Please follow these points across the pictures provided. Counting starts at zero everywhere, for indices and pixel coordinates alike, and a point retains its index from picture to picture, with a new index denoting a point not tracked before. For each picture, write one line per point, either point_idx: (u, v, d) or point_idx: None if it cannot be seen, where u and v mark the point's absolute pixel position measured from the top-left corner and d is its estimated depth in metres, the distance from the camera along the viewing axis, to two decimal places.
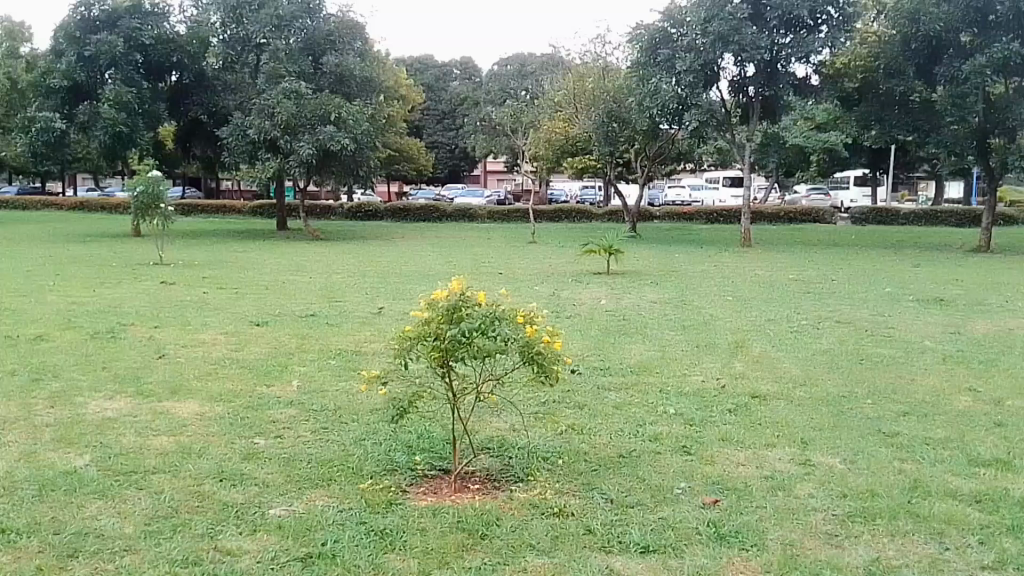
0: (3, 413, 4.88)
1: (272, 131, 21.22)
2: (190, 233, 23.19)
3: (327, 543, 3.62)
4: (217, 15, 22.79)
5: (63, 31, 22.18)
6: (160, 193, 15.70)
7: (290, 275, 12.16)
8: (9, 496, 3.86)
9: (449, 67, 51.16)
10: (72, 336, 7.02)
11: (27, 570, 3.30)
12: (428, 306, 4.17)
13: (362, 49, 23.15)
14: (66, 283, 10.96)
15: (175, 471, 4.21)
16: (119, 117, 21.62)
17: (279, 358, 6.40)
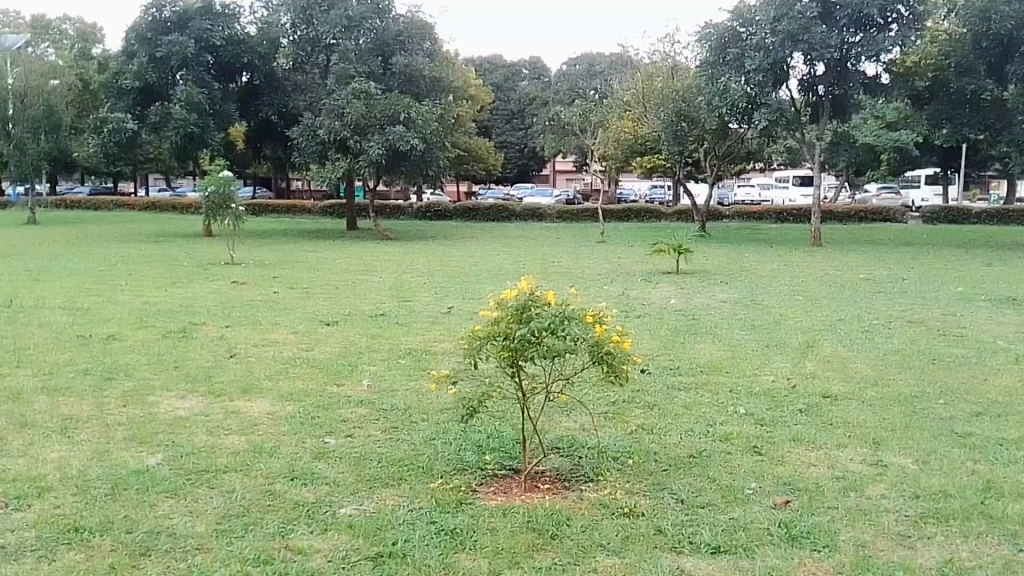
0: (77, 412, 4.93)
1: (342, 130, 21.57)
2: (259, 233, 23.34)
3: (397, 542, 3.62)
4: (288, 16, 23.04)
5: (135, 32, 22.61)
6: (230, 193, 15.87)
7: (361, 276, 12.18)
8: (83, 494, 3.88)
9: (517, 67, 52.24)
10: (144, 336, 7.08)
11: (102, 568, 3.30)
12: (497, 306, 4.12)
13: (431, 50, 23.45)
14: (140, 282, 11.10)
15: (247, 469, 4.22)
16: (190, 118, 21.76)
17: (349, 357, 6.42)
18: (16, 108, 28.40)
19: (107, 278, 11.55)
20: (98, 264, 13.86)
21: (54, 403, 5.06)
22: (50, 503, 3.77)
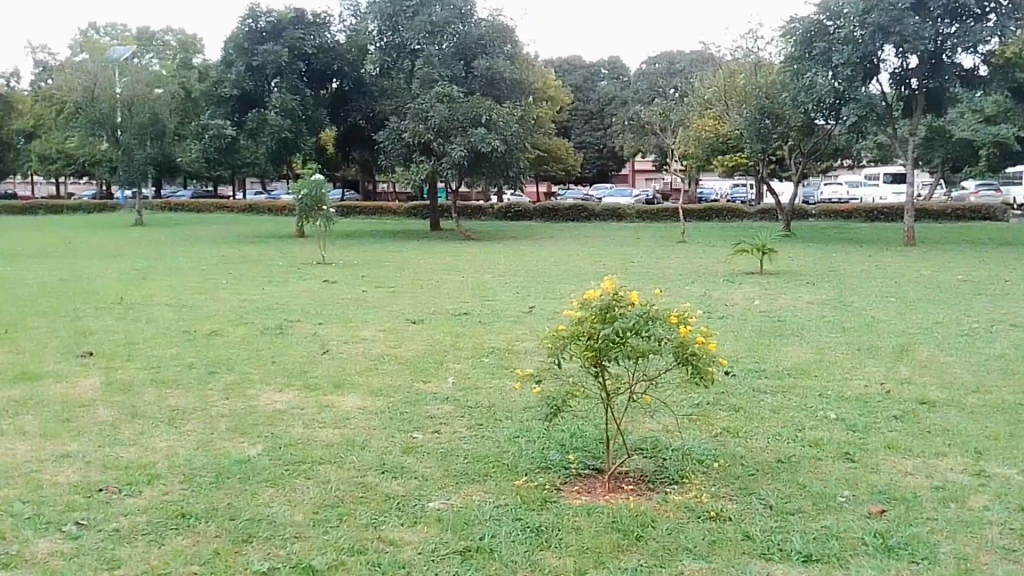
0: (184, 403, 5.22)
1: (426, 134, 22.01)
2: (348, 233, 24.52)
3: (484, 537, 3.67)
4: (375, 23, 23.62)
5: (233, 43, 23.72)
6: (321, 196, 16.39)
7: (443, 275, 12.44)
8: (190, 482, 4.09)
9: (596, 67, 52.06)
10: (244, 332, 7.40)
11: (207, 553, 3.48)
12: (580, 307, 4.09)
13: (511, 53, 23.58)
14: (241, 281, 11.58)
15: (340, 462, 4.37)
16: (285, 124, 22.89)
17: (435, 354, 6.58)
18: (125, 116, 30.40)
19: (209, 277, 12.19)
20: (201, 264, 14.56)
21: (162, 394, 5.38)
22: (160, 489, 4.00)
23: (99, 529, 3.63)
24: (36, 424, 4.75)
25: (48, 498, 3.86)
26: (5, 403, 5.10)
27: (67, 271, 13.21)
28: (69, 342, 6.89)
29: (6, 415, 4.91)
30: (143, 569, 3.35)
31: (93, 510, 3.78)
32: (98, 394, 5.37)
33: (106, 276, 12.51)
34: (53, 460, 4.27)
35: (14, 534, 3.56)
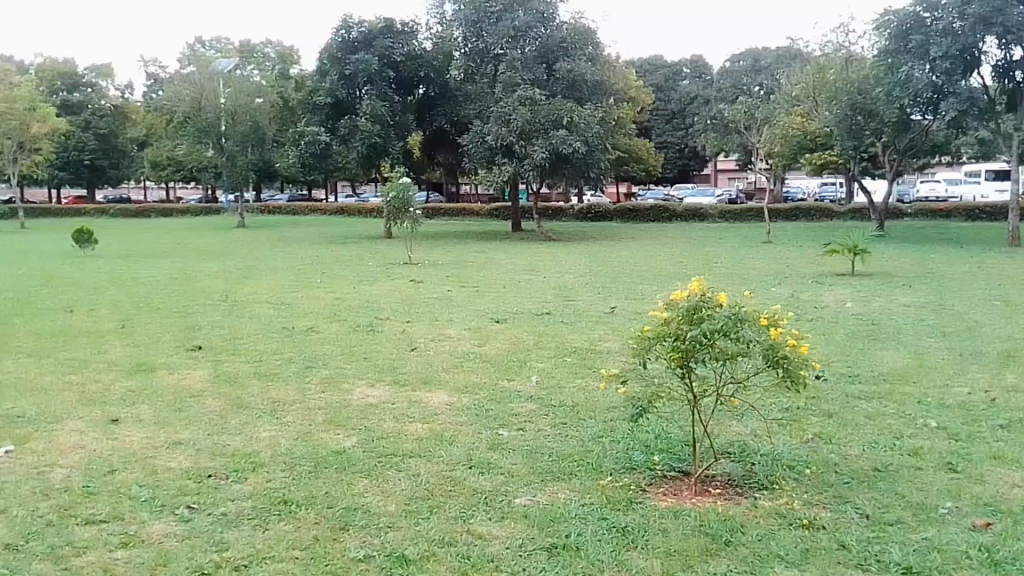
0: (285, 395, 5.50)
1: (509, 136, 22.36)
2: (435, 233, 25.68)
3: (571, 535, 3.70)
4: (459, 30, 24.44)
5: (328, 52, 24.79)
6: (407, 198, 16.87)
7: (524, 275, 12.63)
8: (290, 470, 4.30)
9: (678, 66, 51.29)
10: (337, 329, 7.71)
11: (309, 539, 3.66)
12: (666, 307, 4.09)
13: (593, 54, 23.74)
14: (334, 281, 11.96)
15: (430, 455, 4.49)
16: (374, 129, 23.71)
17: (519, 353, 6.67)
18: (229, 125, 32.29)
19: (305, 276, 12.74)
20: (298, 263, 15.26)
21: (263, 385, 5.69)
22: (263, 476, 4.22)
23: (209, 513, 3.87)
24: (152, 412, 5.11)
25: (164, 482, 4.15)
26: (124, 391, 5.52)
27: (178, 270, 14.10)
28: (178, 336, 7.37)
29: (124, 403, 5.30)
30: (249, 552, 3.55)
31: (202, 494, 4.03)
32: (204, 385, 5.72)
33: (211, 275, 13.18)
34: (167, 447, 4.57)
35: (134, 514, 3.85)
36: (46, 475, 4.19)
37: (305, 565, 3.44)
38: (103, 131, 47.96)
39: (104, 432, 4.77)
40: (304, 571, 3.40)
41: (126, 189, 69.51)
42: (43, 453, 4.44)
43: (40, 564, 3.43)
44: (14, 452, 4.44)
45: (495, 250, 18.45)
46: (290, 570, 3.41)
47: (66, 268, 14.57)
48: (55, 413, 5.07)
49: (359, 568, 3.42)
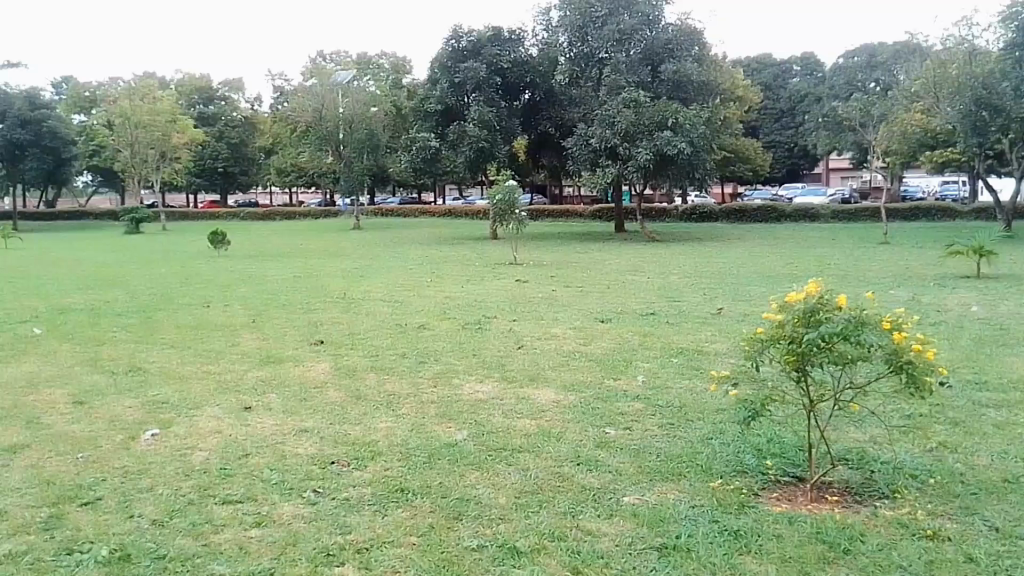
0: (400, 388, 5.77)
1: (612, 139, 22.72)
2: (544, 233, 27.08)
3: (682, 537, 3.69)
4: (565, 36, 24.69)
5: (439, 62, 25.96)
6: (514, 199, 17.44)
7: (628, 275, 12.78)
8: (406, 460, 4.51)
9: (789, 64, 50.91)
10: (446, 326, 7.99)
11: (424, 527, 3.82)
12: (780, 309, 4.05)
13: (698, 54, 24.04)
14: (443, 281, 12.38)
15: (538, 451, 4.60)
16: (482, 134, 24.55)
17: (624, 352, 6.72)
18: (346, 132, 34.65)
19: (417, 276, 13.22)
20: (408, 263, 16.03)
21: (377, 379, 5.99)
22: (380, 465, 4.45)
23: (332, 498, 4.12)
24: (280, 402, 5.48)
25: (291, 467, 4.46)
26: (255, 381, 5.97)
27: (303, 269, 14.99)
28: (300, 331, 7.86)
29: (255, 391, 5.73)
30: (370, 536, 3.74)
31: (326, 480, 4.31)
32: (326, 376, 6.10)
33: (330, 274, 13.89)
34: (294, 434, 4.89)
35: (266, 496, 4.15)
36: (189, 456, 4.58)
37: (422, 551, 3.60)
38: (235, 141, 52.43)
39: (238, 417, 5.17)
40: (420, 556, 3.55)
41: (254, 195, 75.61)
42: (187, 436, 4.87)
43: (184, 538, 3.75)
44: (159, 435, 4.88)
45: (602, 250, 19.06)
46: (409, 554, 3.57)
47: (206, 267, 15.66)
48: (196, 399, 5.54)
49: (472, 557, 3.55)
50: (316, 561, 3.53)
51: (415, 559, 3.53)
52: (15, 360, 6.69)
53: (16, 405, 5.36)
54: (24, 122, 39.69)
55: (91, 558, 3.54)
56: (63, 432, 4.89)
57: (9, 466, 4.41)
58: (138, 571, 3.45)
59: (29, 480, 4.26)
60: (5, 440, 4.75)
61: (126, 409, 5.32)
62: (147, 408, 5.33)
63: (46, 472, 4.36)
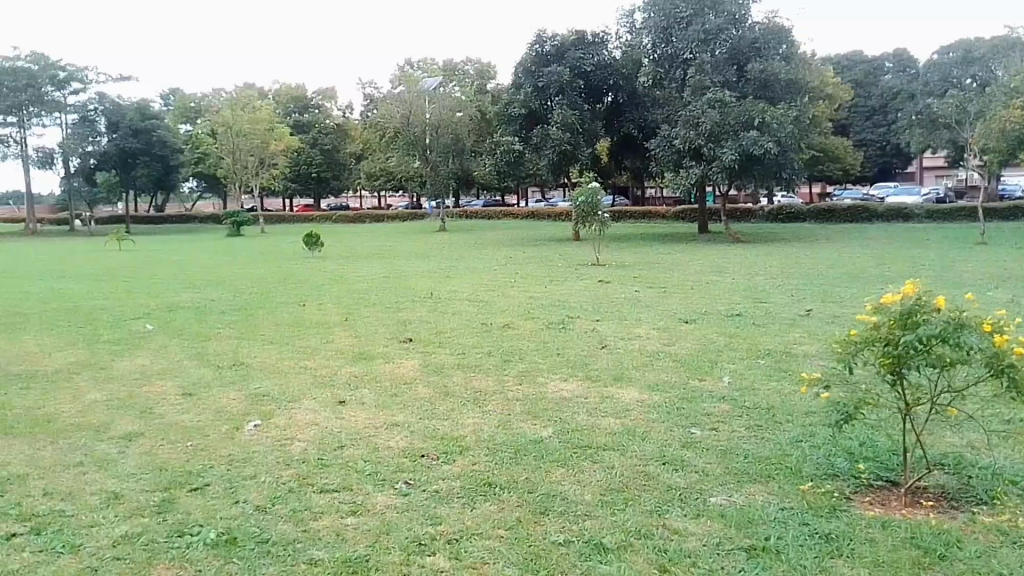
0: (486, 384, 5.96)
1: (696, 139, 23.15)
2: (631, 232, 28.41)
3: (770, 538, 3.68)
4: (648, 37, 25.15)
5: (523, 66, 26.67)
6: (597, 201, 17.44)
7: (713, 276, 12.86)
8: (493, 455, 4.66)
9: (880, 61, 49.46)
10: (530, 326, 8.17)
11: (512, 520, 3.94)
12: (875, 311, 4.00)
13: (787, 52, 23.77)
14: (527, 280, 12.74)
15: (623, 449, 4.69)
16: (564, 137, 25.15)
17: (709, 353, 6.75)
18: (433, 137, 35.32)
19: (501, 276, 13.54)
20: (494, 264, 16.55)
21: (464, 376, 6.18)
22: (468, 460, 4.60)
23: (423, 490, 4.29)
24: (372, 397, 5.72)
25: (382, 459, 4.65)
26: (347, 376, 6.26)
27: (390, 269, 15.62)
28: (390, 328, 8.19)
29: (349, 386, 6.00)
30: (460, 527, 3.88)
31: (417, 472, 4.48)
32: (415, 373, 6.35)
33: (415, 274, 14.39)
34: (386, 428, 5.10)
35: (360, 486, 4.35)
36: (288, 446, 4.84)
37: (510, 544, 3.71)
38: (327, 147, 55.14)
39: (334, 410, 5.45)
40: (508, 549, 3.66)
41: (345, 198, 78.88)
42: (286, 427, 5.14)
43: (285, 524, 3.96)
44: (261, 426, 5.17)
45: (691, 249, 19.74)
46: (497, 547, 3.68)
47: (299, 268, 16.43)
48: (294, 392, 5.86)
49: (560, 551, 3.63)
50: (409, 550, 3.67)
51: (503, 551, 3.63)
52: (130, 353, 7.25)
53: (131, 396, 5.80)
54: (136, 131, 43.21)
55: (200, 541, 3.78)
56: (174, 421, 5.26)
57: (127, 452, 4.77)
58: (244, 553, 3.67)
59: (143, 467, 4.58)
60: (123, 427, 5.15)
61: (230, 400, 5.67)
62: (250, 401, 5.66)
63: (158, 458, 4.69)
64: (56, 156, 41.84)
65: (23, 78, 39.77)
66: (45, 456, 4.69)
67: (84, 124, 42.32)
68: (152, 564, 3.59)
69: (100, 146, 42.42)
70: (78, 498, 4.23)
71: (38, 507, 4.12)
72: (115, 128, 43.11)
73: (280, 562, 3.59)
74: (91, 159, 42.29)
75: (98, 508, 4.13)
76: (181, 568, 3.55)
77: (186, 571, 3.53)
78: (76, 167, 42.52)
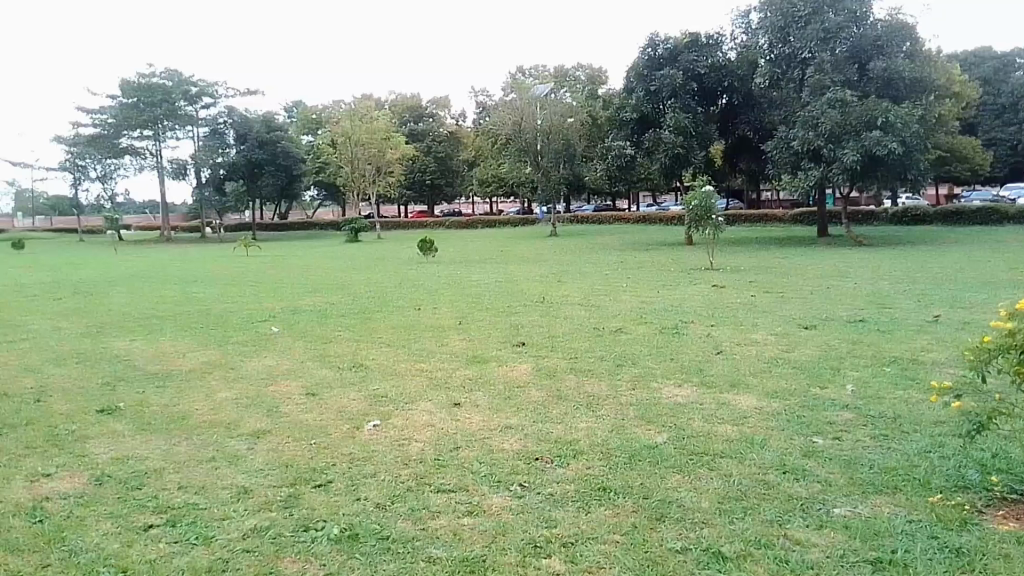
0: (600, 388, 6.16)
1: (816, 140, 23.42)
2: (756, 233, 32.30)
3: (898, 551, 3.57)
4: (765, 38, 25.78)
5: (635, 70, 27.79)
6: (710, 205, 17.62)
7: (835, 282, 12.79)
8: (607, 460, 4.72)
9: (1012, 56, 48.36)
10: (644, 331, 8.48)
11: (628, 525, 3.94)
12: (1010, 316, 3.78)
13: (910, 50, 24.03)
14: (642, 285, 13.25)
15: (741, 457, 4.68)
16: (678, 140, 26.07)
17: (830, 360, 6.79)
18: (545, 143, 36.49)
19: (613, 282, 13.90)
20: (607, 268, 17.10)
21: (578, 381, 6.39)
22: (582, 464, 4.66)
23: (538, 492, 4.35)
24: (487, 398, 5.96)
25: (498, 461, 4.75)
26: (462, 379, 6.53)
27: (502, 274, 16.22)
28: (503, 333, 8.55)
29: (464, 389, 6.24)
30: (575, 531, 3.90)
31: (532, 475, 4.56)
32: (529, 377, 6.57)
33: (528, 279, 14.97)
34: (501, 430, 5.26)
35: (476, 486, 4.44)
36: (406, 446, 5.02)
37: (626, 549, 3.71)
38: (441, 155, 58.27)
39: (453, 411, 5.68)
40: (625, 554, 3.66)
41: (457, 204, 81.33)
42: (404, 427, 5.35)
43: (404, 523, 4.05)
44: (380, 426, 5.40)
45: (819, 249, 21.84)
46: (613, 551, 3.68)
47: (414, 272, 17.30)
48: (410, 393, 6.15)
49: (678, 558, 3.60)
50: (525, 552, 3.71)
51: (619, 557, 3.63)
52: (257, 355, 7.78)
53: (257, 395, 6.20)
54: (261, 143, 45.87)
55: (325, 536, 3.91)
56: (298, 420, 5.55)
57: (254, 449, 5.03)
58: (365, 549, 3.77)
59: (270, 463, 4.80)
60: (250, 425, 5.47)
61: (351, 401, 5.98)
62: (370, 401, 5.96)
63: (283, 455, 4.92)
64: (188, 167, 44.98)
65: (159, 94, 42.55)
66: (180, 451, 5.01)
67: (213, 136, 45.16)
68: (280, 557, 3.73)
69: (228, 157, 45.11)
70: (209, 492, 4.45)
71: (173, 500, 4.35)
72: (242, 139, 45.84)
73: (401, 559, 3.68)
74: (221, 169, 45.14)
75: (229, 502, 4.34)
76: (307, 562, 3.68)
77: (313, 565, 3.65)
78: (206, 177, 45.55)
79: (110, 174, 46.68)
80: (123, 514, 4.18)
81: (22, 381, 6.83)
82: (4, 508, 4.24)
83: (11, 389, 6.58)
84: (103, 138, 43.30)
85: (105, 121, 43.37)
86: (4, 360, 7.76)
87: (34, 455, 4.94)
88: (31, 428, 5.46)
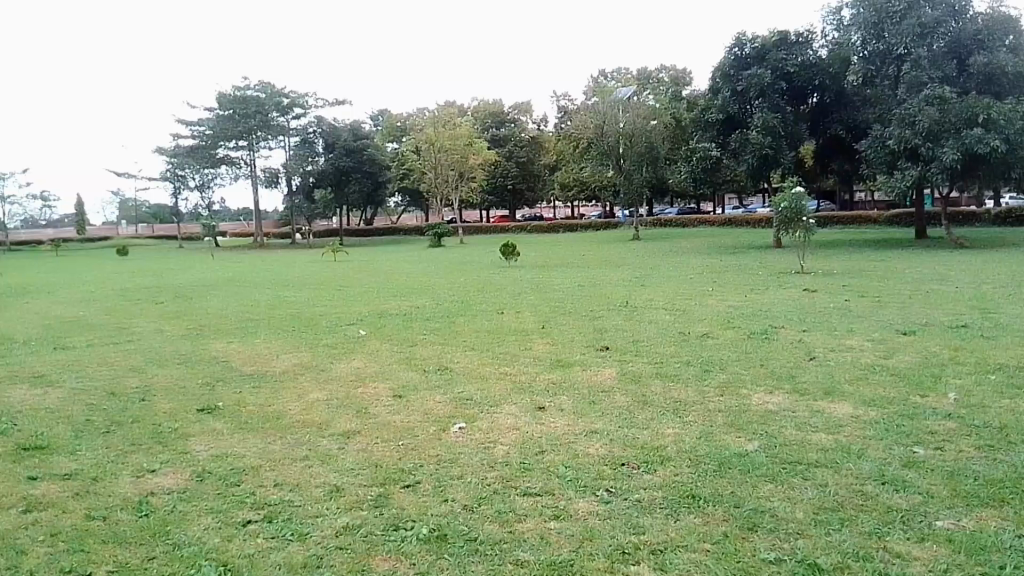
0: (687, 394, 6.14)
1: (913, 139, 22.53)
2: (855, 232, 33.57)
3: (1006, 567, 3.38)
4: (857, 34, 24.84)
5: (720, 71, 27.61)
6: (800, 206, 17.18)
7: (930, 285, 12.41)
8: (696, 467, 4.67)
9: None
10: (731, 335, 8.41)
11: (720, 534, 3.83)
12: None
13: (1012, 44, 23.30)
14: (726, 287, 13.14)
15: (838, 467, 4.56)
16: (765, 141, 25.52)
17: (932, 368, 6.58)
18: (627, 146, 37.25)
19: (695, 284, 13.87)
20: (689, 271, 16.96)
21: (663, 386, 6.39)
22: (670, 470, 4.63)
23: (625, 498, 4.29)
24: (573, 403, 6.06)
25: (583, 466, 4.76)
26: (546, 383, 6.60)
27: (584, 278, 16.09)
28: (584, 336, 8.69)
29: (547, 393, 6.34)
30: (664, 538, 3.81)
31: (618, 481, 4.53)
32: (614, 381, 6.63)
33: (610, 282, 15.02)
34: (585, 435, 5.30)
35: (562, 491, 4.40)
36: (492, 450, 5.10)
37: (717, 558, 3.60)
38: (522, 159, 58.88)
39: (541, 415, 5.77)
40: (716, 563, 3.55)
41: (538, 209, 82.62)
42: (488, 431, 5.46)
43: (491, 525, 4.03)
44: (467, 429, 5.53)
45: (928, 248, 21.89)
46: (704, 560, 3.58)
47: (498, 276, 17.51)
48: (497, 397, 6.28)
49: (772, 569, 3.47)
50: (612, 558, 3.64)
51: (710, 565, 3.53)
52: (345, 358, 8.06)
53: (347, 397, 6.43)
54: (349, 151, 47.35)
55: (413, 536, 3.92)
56: (388, 421, 5.74)
57: (346, 449, 5.19)
58: (453, 550, 3.77)
59: (361, 463, 4.92)
60: (341, 427, 5.66)
61: (436, 405, 6.14)
62: (457, 404, 6.13)
63: (372, 456, 5.03)
64: (280, 175, 47.53)
65: (252, 106, 44.13)
66: (274, 451, 5.20)
67: (304, 146, 47.26)
68: (371, 555, 3.75)
69: (317, 165, 47.29)
70: (304, 490, 4.56)
71: (269, 497, 4.47)
72: (331, 148, 47.63)
73: (489, 561, 3.67)
74: (311, 177, 47.17)
75: (322, 500, 4.41)
76: (397, 561, 3.68)
77: (403, 565, 3.66)
78: (297, 185, 47.97)
79: (207, 183, 49.84)
80: (222, 510, 4.30)
81: (128, 380, 7.25)
82: (114, 501, 4.45)
83: (119, 388, 6.96)
84: (201, 148, 45.91)
85: (202, 133, 45.75)
86: (111, 360, 8.22)
87: (141, 452, 5.22)
88: (136, 426, 5.80)
